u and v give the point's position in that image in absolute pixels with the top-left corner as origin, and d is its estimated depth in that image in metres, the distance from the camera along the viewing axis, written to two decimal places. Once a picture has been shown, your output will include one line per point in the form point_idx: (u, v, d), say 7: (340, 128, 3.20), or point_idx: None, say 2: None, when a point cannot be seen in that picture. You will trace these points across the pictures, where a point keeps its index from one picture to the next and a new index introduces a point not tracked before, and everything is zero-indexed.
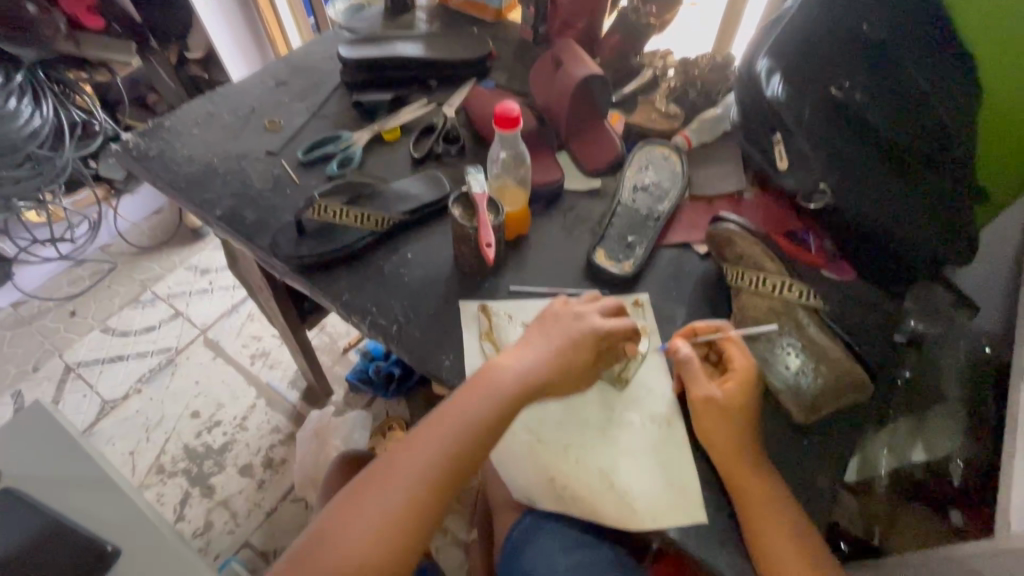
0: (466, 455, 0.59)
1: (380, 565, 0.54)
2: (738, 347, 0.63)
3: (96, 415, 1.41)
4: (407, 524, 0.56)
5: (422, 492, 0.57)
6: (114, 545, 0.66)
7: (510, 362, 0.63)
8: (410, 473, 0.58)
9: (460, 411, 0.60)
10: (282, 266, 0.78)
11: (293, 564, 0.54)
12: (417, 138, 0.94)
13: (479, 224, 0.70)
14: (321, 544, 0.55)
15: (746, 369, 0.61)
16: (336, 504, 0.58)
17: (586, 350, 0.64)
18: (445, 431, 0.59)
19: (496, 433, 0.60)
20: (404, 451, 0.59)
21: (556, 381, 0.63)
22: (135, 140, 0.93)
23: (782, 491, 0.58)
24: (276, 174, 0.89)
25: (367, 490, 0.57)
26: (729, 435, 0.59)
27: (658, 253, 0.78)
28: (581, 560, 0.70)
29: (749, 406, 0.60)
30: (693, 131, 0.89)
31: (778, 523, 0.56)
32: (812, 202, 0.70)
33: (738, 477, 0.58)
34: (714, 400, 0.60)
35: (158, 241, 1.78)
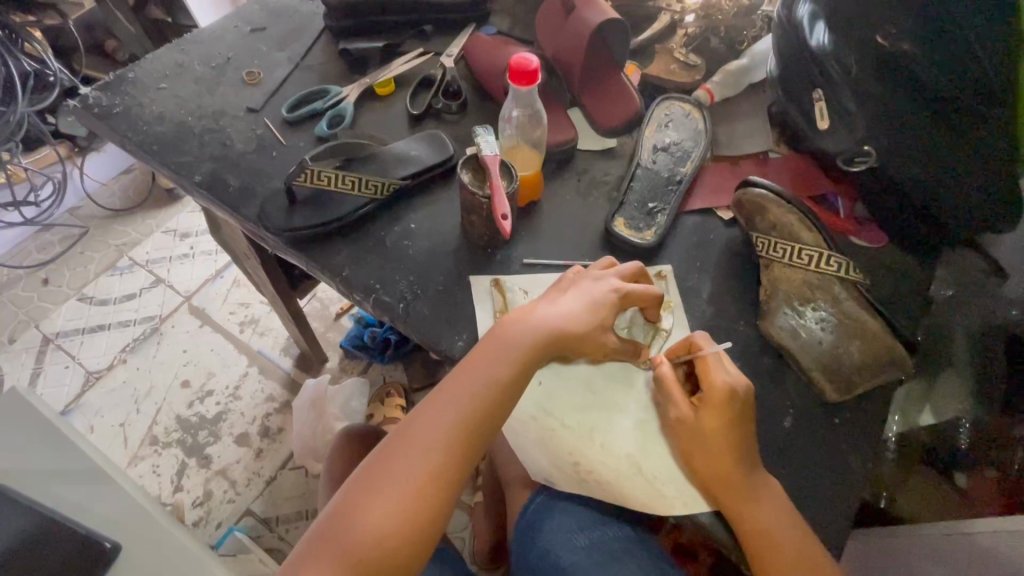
0: (486, 415, 0.54)
1: (405, 535, 0.50)
2: (713, 367, 0.57)
3: (81, 386, 1.35)
4: (432, 493, 0.52)
5: (443, 456, 0.53)
6: (113, 541, 0.62)
7: (523, 320, 0.58)
8: (428, 439, 0.53)
9: (474, 371, 0.55)
10: (273, 239, 0.71)
11: (312, 546, 0.50)
12: (414, 93, 0.85)
13: (491, 192, 0.64)
14: (340, 523, 0.50)
15: (716, 391, 0.56)
16: (351, 480, 0.53)
17: (608, 310, 0.60)
18: (460, 392, 0.55)
19: (515, 392, 0.56)
20: (419, 417, 0.54)
21: (576, 344, 0.59)
22: (96, 95, 0.83)
23: (784, 509, 0.54)
24: (260, 134, 0.81)
25: (383, 461, 0.52)
26: (711, 459, 0.55)
27: (681, 220, 0.73)
28: (601, 537, 0.69)
29: (725, 432, 0.55)
30: (715, 84, 0.81)
31: (781, 549, 0.52)
32: (855, 166, 0.67)
33: (733, 502, 0.54)
34: (685, 419, 0.57)
35: (131, 203, 1.67)
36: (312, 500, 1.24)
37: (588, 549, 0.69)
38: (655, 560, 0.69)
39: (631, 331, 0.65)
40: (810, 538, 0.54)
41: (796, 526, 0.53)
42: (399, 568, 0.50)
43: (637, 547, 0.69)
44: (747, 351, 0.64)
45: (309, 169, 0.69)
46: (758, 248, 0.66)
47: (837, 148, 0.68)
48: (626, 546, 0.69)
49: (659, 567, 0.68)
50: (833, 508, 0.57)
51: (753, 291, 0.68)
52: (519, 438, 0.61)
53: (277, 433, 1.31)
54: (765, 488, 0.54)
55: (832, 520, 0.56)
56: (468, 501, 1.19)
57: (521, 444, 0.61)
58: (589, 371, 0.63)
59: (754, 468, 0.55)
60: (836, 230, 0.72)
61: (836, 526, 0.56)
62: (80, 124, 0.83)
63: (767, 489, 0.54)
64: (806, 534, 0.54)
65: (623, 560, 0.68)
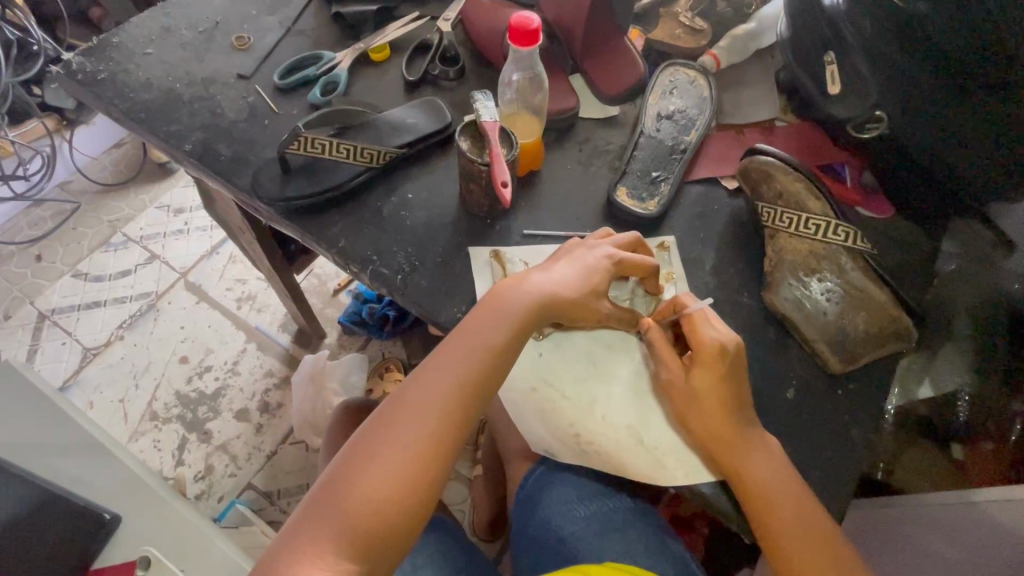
0: (482, 381, 0.54)
1: (401, 502, 0.49)
2: (699, 324, 0.57)
3: (79, 362, 1.35)
4: (428, 458, 0.51)
5: (438, 423, 0.52)
6: (113, 512, 0.63)
7: (517, 287, 0.57)
8: (424, 405, 0.52)
9: (469, 337, 0.55)
10: (267, 210, 0.69)
11: (307, 513, 0.49)
12: (411, 59, 0.82)
13: (491, 160, 0.62)
14: (335, 489, 0.49)
15: (706, 350, 0.55)
16: (346, 448, 0.52)
17: (602, 276, 0.59)
18: (455, 358, 0.54)
19: (510, 358, 0.55)
20: (414, 384, 0.53)
21: (570, 311, 0.58)
22: (79, 61, 0.80)
23: (788, 478, 0.54)
24: (251, 102, 0.78)
25: (378, 429, 0.51)
26: (712, 429, 0.55)
27: (685, 190, 0.71)
28: (600, 508, 0.70)
29: (714, 389, 0.55)
30: (722, 49, 0.78)
31: (782, 518, 0.52)
32: (867, 131, 0.65)
33: (738, 472, 0.53)
34: (675, 380, 0.57)
35: (123, 177, 1.64)
36: (313, 474, 1.25)
37: (588, 520, 0.69)
38: (654, 531, 0.69)
39: (632, 302, 0.64)
40: (816, 508, 0.54)
41: (801, 495, 0.53)
42: (396, 535, 0.49)
43: (635, 518, 0.70)
44: (750, 323, 0.63)
45: (303, 137, 0.67)
46: (764, 218, 0.64)
47: (848, 115, 0.66)
48: (625, 517, 0.70)
49: (658, 537, 0.69)
50: (833, 478, 0.57)
51: (757, 263, 0.67)
52: (519, 410, 0.61)
53: (276, 408, 1.31)
54: (768, 455, 0.54)
55: (832, 490, 0.56)
56: (467, 473, 1.19)
57: (521, 416, 0.60)
58: (589, 344, 0.62)
59: (755, 435, 0.55)
60: (844, 201, 0.71)
61: (836, 496, 0.56)
62: (64, 91, 0.80)
63: (771, 457, 0.54)
64: (811, 504, 0.53)
65: (622, 530, 0.68)
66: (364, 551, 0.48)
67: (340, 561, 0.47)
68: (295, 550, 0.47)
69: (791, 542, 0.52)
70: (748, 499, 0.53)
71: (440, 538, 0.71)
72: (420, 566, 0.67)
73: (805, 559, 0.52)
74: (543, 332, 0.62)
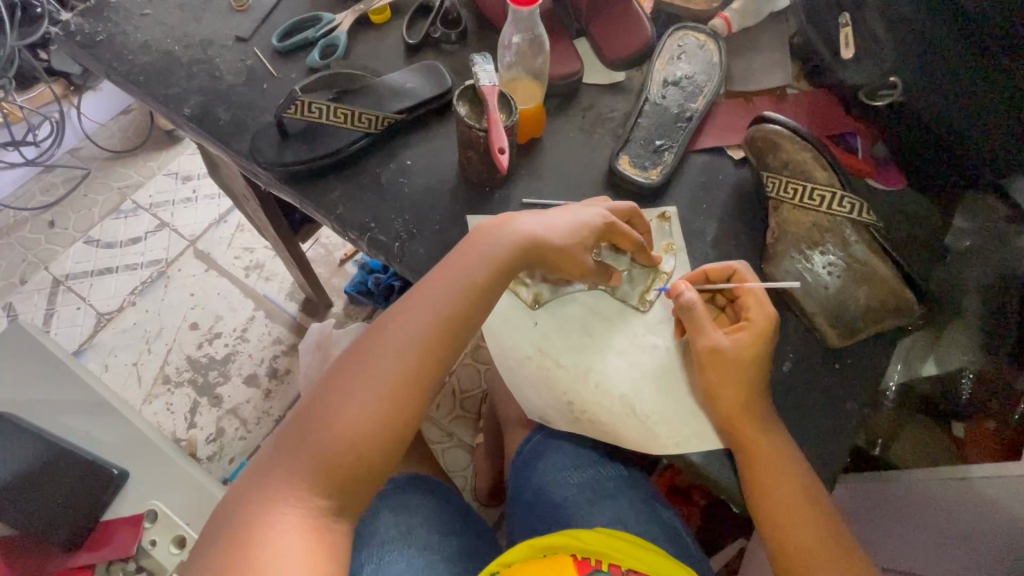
0: (460, 325, 0.54)
1: (376, 438, 0.50)
2: (754, 301, 0.57)
3: (93, 327, 1.38)
4: (403, 399, 0.51)
5: (413, 363, 0.52)
6: (121, 468, 0.64)
7: (501, 231, 0.57)
8: (399, 345, 0.52)
9: (449, 279, 0.54)
10: (266, 176, 0.69)
11: (279, 450, 0.50)
12: (412, 21, 0.80)
13: (489, 125, 0.61)
14: (310, 427, 0.50)
15: (768, 320, 0.56)
16: (321, 387, 0.52)
17: (591, 231, 0.58)
18: (433, 301, 0.53)
19: (488, 301, 0.55)
20: (389, 324, 0.53)
21: (556, 261, 0.58)
22: (78, 22, 0.79)
23: (785, 438, 0.54)
24: (249, 65, 0.77)
25: (353, 368, 0.51)
26: (730, 385, 0.55)
27: (688, 160, 0.70)
28: (594, 475, 0.71)
29: (757, 362, 0.55)
30: (734, 12, 0.75)
31: (780, 478, 0.53)
32: (879, 100, 0.64)
33: (738, 429, 0.54)
34: (719, 349, 0.55)
35: (131, 144, 1.64)
36: None
37: (580, 487, 0.70)
38: (646, 500, 0.70)
39: (630, 273, 0.64)
40: (808, 470, 0.55)
41: (797, 460, 0.54)
42: (371, 471, 0.50)
43: (627, 486, 0.71)
44: None
45: (300, 101, 0.66)
46: (769, 188, 0.63)
47: (864, 81, 0.64)
48: (618, 485, 0.71)
49: (649, 506, 0.70)
50: (823, 447, 0.57)
51: (760, 235, 0.65)
52: (513, 379, 0.61)
53: (285, 374, 1.34)
54: (772, 417, 0.55)
55: (824, 462, 0.57)
56: (468, 440, 1.21)
57: (513, 382, 0.60)
58: (585, 314, 0.62)
59: (761, 394, 0.55)
60: (851, 169, 0.67)
61: (826, 466, 0.57)
62: (64, 54, 0.79)
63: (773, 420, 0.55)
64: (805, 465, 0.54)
65: (614, 497, 0.69)
66: (339, 488, 0.48)
67: (314, 494, 0.48)
68: (267, 485, 0.48)
69: (786, 508, 0.53)
70: (749, 463, 0.54)
71: (436, 500, 0.72)
72: (416, 527, 0.68)
73: (798, 525, 0.53)
74: (539, 300, 0.62)
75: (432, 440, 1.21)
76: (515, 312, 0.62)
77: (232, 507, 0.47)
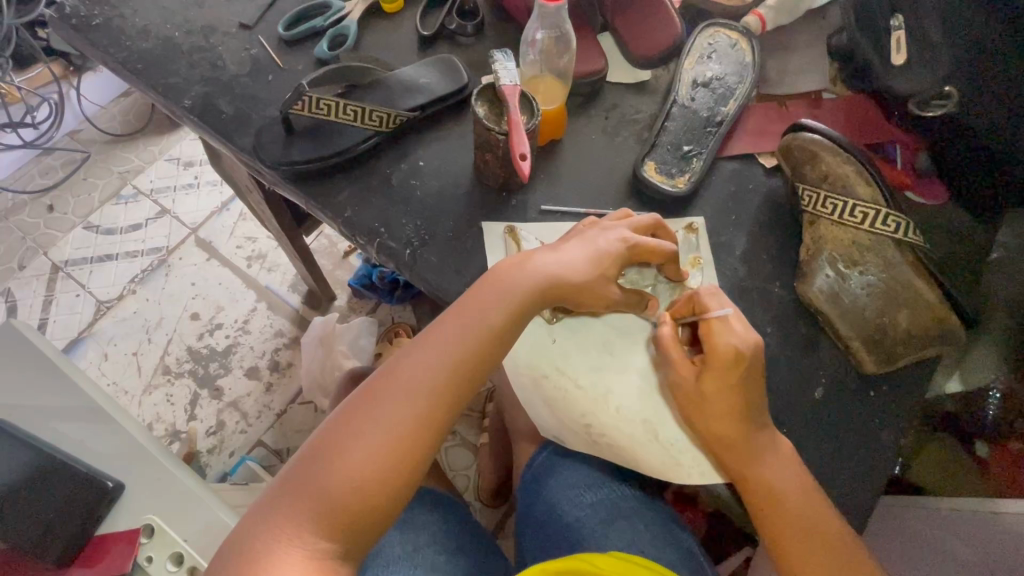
0: (477, 364, 0.51)
1: (385, 481, 0.47)
2: (717, 329, 0.53)
3: (92, 315, 1.35)
4: (415, 440, 0.48)
5: (427, 404, 0.49)
6: (116, 480, 0.61)
7: (519, 267, 0.53)
8: (414, 383, 0.49)
9: (465, 315, 0.51)
10: (270, 174, 0.65)
11: (283, 488, 0.47)
12: (426, 10, 0.76)
13: (510, 128, 0.57)
14: (315, 465, 0.47)
15: (721, 354, 0.51)
16: (328, 423, 0.49)
17: (613, 261, 0.55)
18: (451, 337, 0.51)
19: (509, 339, 0.52)
20: (404, 360, 0.50)
21: (576, 296, 0.55)
22: (73, 4, 0.75)
23: (793, 470, 0.51)
24: (254, 55, 0.72)
25: (363, 405, 0.49)
26: (710, 420, 0.52)
27: (717, 167, 0.66)
28: (608, 495, 0.68)
29: (724, 395, 0.51)
30: (770, 9, 0.70)
31: (783, 511, 0.50)
32: (930, 110, 0.58)
33: (736, 465, 0.52)
34: (684, 381, 0.53)
35: (132, 127, 1.59)
36: None
37: (594, 507, 0.68)
38: (662, 520, 0.67)
39: (655, 288, 0.60)
40: (823, 502, 0.51)
41: (806, 491, 0.51)
42: (377, 514, 0.47)
43: (644, 508, 0.68)
44: (780, 316, 0.59)
45: (307, 96, 0.62)
46: (803, 202, 0.60)
47: (910, 89, 0.60)
48: (633, 505, 0.68)
49: (666, 527, 0.67)
50: (855, 478, 0.54)
51: (792, 250, 0.62)
52: (530, 398, 0.58)
53: (286, 367, 1.31)
54: (772, 447, 0.51)
55: (857, 494, 0.54)
56: (473, 440, 1.19)
57: (528, 401, 0.57)
58: (606, 332, 0.59)
59: (760, 428, 0.51)
60: (893, 182, 0.65)
61: (858, 498, 0.53)
62: (58, 38, 0.75)
63: (772, 448, 0.51)
64: (818, 497, 0.51)
65: (630, 519, 0.66)
66: (344, 532, 0.46)
67: (318, 536, 0.45)
68: (267, 528, 0.45)
69: (797, 542, 0.50)
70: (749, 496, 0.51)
71: (442, 516, 0.70)
72: (423, 545, 0.65)
73: (816, 564, 0.50)
74: (557, 317, 0.59)
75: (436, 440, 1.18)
76: (532, 327, 0.59)
77: (228, 552, 0.44)
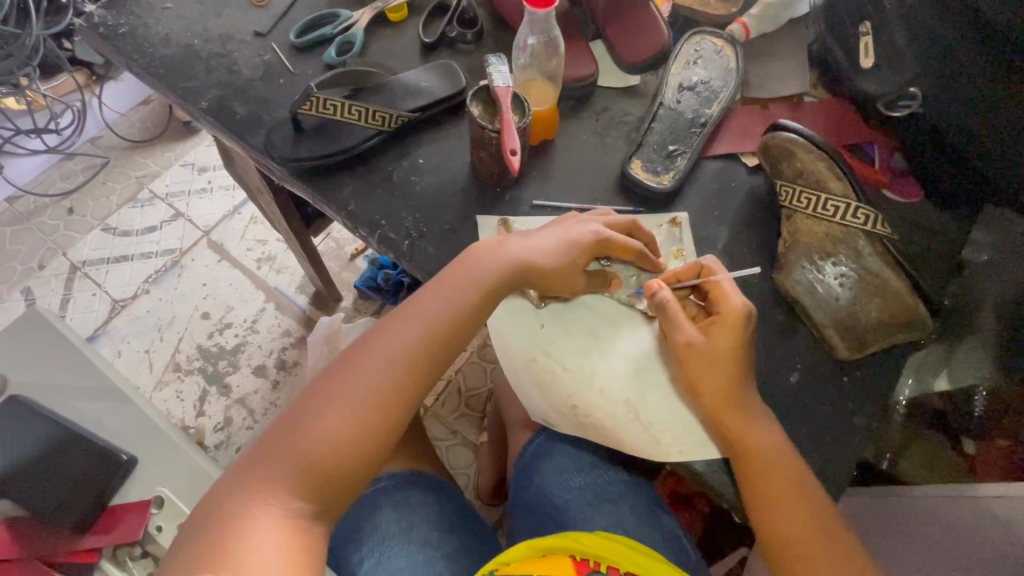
0: (449, 340, 0.55)
1: (357, 446, 0.50)
2: (726, 290, 0.57)
3: (108, 312, 1.40)
4: (388, 408, 0.52)
5: (400, 375, 0.52)
6: (130, 455, 0.64)
7: (494, 250, 0.57)
8: (389, 356, 0.52)
9: (441, 295, 0.55)
10: (279, 171, 0.70)
11: (262, 450, 0.50)
12: (429, 19, 0.80)
13: (501, 126, 0.61)
14: (292, 430, 0.50)
15: (731, 312, 0.55)
16: (307, 391, 0.52)
17: (583, 248, 0.59)
18: (426, 314, 0.54)
19: (479, 317, 0.56)
20: (380, 334, 0.54)
21: (545, 279, 0.59)
22: (101, 14, 0.80)
23: (775, 428, 0.54)
24: (267, 61, 0.77)
25: (340, 375, 0.52)
26: (713, 377, 0.55)
27: (701, 166, 0.69)
28: (596, 479, 0.71)
29: (731, 354, 0.55)
30: (753, 17, 0.74)
31: (774, 467, 0.53)
32: (896, 110, 0.63)
33: (731, 424, 0.54)
34: (693, 343, 0.56)
35: (150, 134, 1.66)
36: None
37: (582, 490, 0.70)
38: (648, 505, 0.70)
39: (639, 280, 0.64)
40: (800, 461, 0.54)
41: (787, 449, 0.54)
42: (350, 477, 0.50)
43: (630, 491, 0.70)
44: (758, 306, 0.62)
45: (314, 97, 0.66)
46: (782, 198, 0.63)
47: (881, 91, 0.63)
48: (620, 489, 0.70)
49: (651, 511, 0.69)
50: (827, 460, 0.56)
51: (771, 243, 0.65)
52: (519, 380, 0.60)
53: (293, 366, 1.35)
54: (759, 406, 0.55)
55: (829, 476, 0.56)
56: (473, 438, 1.21)
57: (516, 383, 0.61)
58: (592, 318, 0.62)
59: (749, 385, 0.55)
60: (868, 182, 0.68)
61: (830, 480, 0.56)
62: (86, 45, 0.81)
63: (759, 409, 0.55)
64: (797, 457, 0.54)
65: (616, 502, 0.69)
66: (318, 493, 0.49)
67: (295, 496, 0.48)
68: (245, 487, 0.47)
69: (782, 496, 0.52)
70: (745, 464, 0.53)
71: (436, 498, 0.73)
72: (417, 523, 0.68)
73: (797, 517, 0.52)
74: (544, 302, 0.62)
75: (437, 436, 1.21)
76: (522, 313, 0.62)
77: (207, 509, 0.47)
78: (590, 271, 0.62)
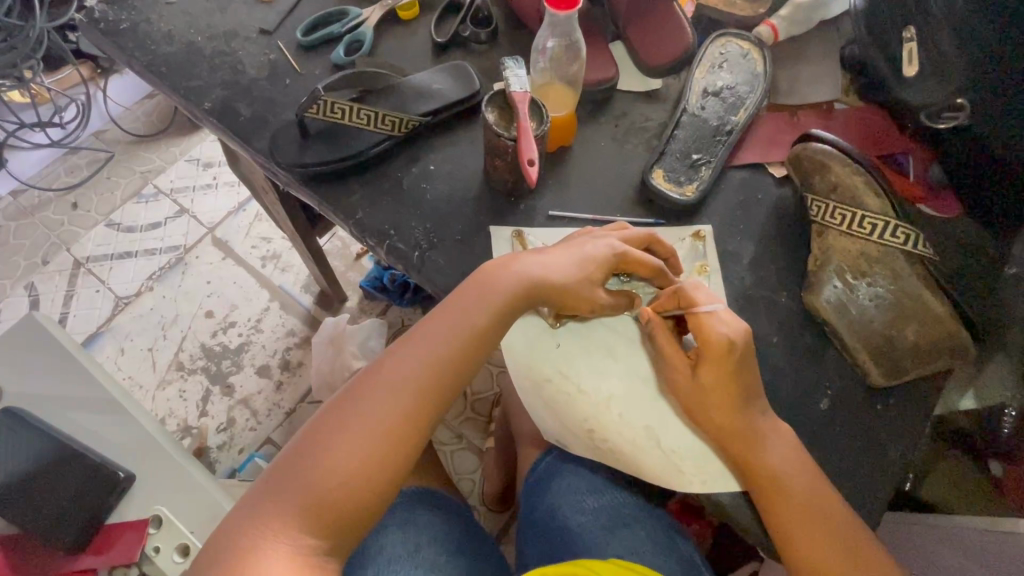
0: (461, 363, 0.52)
1: (370, 478, 0.48)
2: (705, 321, 0.53)
3: (111, 310, 1.38)
4: (400, 437, 0.49)
5: (412, 401, 0.50)
6: (127, 471, 0.62)
7: (504, 268, 0.54)
8: (399, 382, 0.50)
9: (451, 317, 0.52)
10: (285, 175, 0.67)
11: (271, 484, 0.47)
12: (441, 17, 0.77)
13: (518, 134, 0.58)
14: (300, 462, 0.48)
15: (711, 347, 0.52)
16: (314, 421, 0.50)
17: (600, 266, 0.56)
18: (436, 338, 0.52)
19: (493, 339, 0.53)
20: (388, 359, 0.51)
21: (561, 300, 0.56)
22: (103, 9, 0.78)
23: (793, 450, 0.52)
24: (273, 59, 0.74)
25: (348, 404, 0.50)
26: (712, 410, 0.52)
27: (726, 176, 0.66)
28: (611, 501, 0.68)
29: (722, 390, 0.52)
30: (782, 19, 0.71)
31: (790, 491, 0.50)
32: (941, 121, 0.58)
33: (744, 450, 0.51)
34: (684, 379, 0.54)
35: (155, 129, 1.63)
36: None
37: (596, 513, 0.68)
38: (664, 529, 0.67)
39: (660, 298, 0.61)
40: (824, 485, 0.51)
41: (807, 473, 0.51)
42: (363, 511, 0.48)
43: (646, 514, 0.67)
44: (786, 327, 0.59)
45: (322, 100, 0.64)
46: (812, 212, 0.60)
47: (923, 100, 0.60)
48: (635, 513, 0.68)
49: (667, 535, 0.67)
50: (859, 492, 0.53)
51: (800, 260, 0.61)
52: (534, 402, 0.58)
53: (297, 367, 1.33)
54: (771, 427, 0.52)
55: (862, 508, 0.53)
56: (479, 444, 1.19)
57: (530, 405, 0.58)
58: (610, 338, 0.59)
59: (758, 410, 0.52)
60: (904, 195, 0.64)
61: (863, 513, 0.53)
62: (87, 41, 0.78)
63: (773, 431, 0.52)
64: (820, 480, 0.51)
65: (631, 526, 0.66)
66: (330, 528, 0.46)
67: (305, 532, 0.45)
68: (254, 524, 0.45)
69: (803, 526, 0.49)
70: (766, 501, 0.51)
71: (443, 517, 0.70)
72: (424, 545, 0.66)
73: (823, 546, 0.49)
74: (560, 321, 0.59)
75: (442, 442, 1.19)
76: (536, 331, 0.59)
77: (214, 548, 0.45)
78: (615, 292, 0.58)
